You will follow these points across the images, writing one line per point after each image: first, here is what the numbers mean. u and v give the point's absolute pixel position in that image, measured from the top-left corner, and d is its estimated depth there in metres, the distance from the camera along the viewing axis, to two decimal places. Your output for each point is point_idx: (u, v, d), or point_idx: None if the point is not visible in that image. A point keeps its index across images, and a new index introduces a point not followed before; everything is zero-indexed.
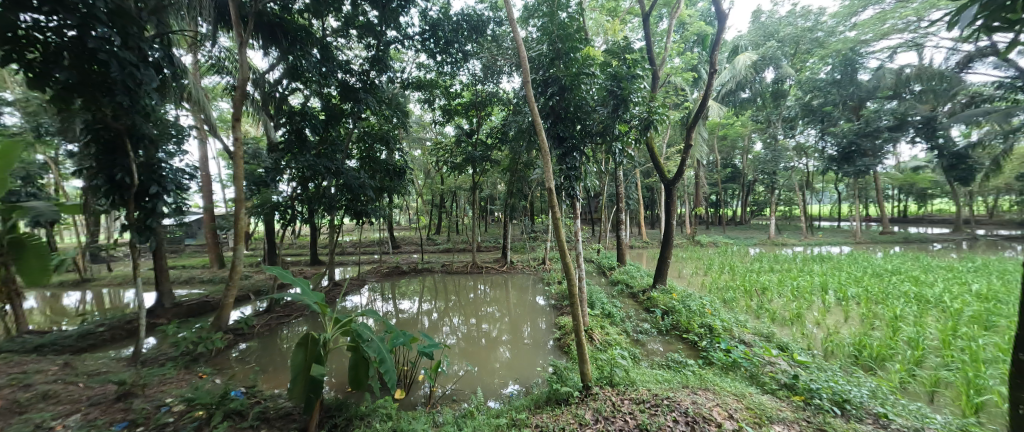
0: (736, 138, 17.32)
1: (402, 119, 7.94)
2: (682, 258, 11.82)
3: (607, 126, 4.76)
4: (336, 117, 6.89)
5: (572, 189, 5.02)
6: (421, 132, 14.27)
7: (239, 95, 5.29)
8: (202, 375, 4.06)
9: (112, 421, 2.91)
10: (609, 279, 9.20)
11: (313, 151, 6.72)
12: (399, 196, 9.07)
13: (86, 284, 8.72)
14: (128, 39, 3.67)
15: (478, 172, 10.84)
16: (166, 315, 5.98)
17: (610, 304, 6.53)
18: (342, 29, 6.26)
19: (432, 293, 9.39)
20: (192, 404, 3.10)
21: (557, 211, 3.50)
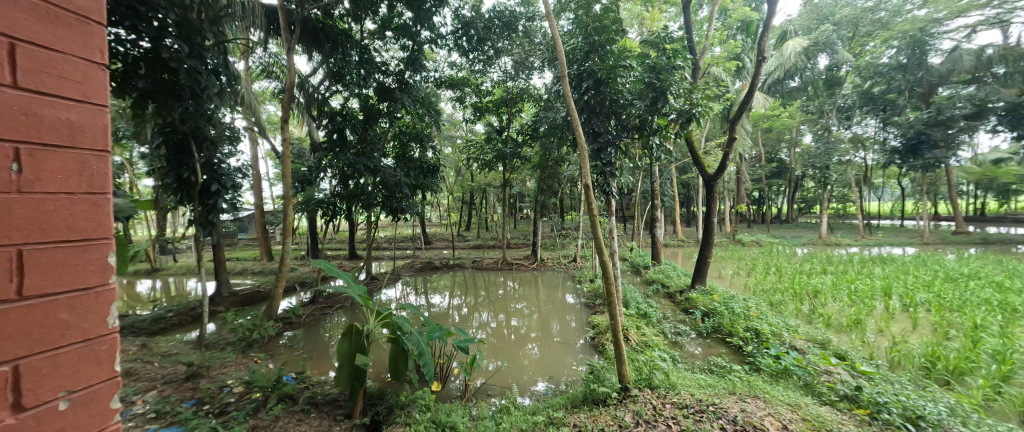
0: (783, 131, 16.21)
1: (434, 117, 8.06)
2: (721, 258, 11.28)
3: (645, 121, 4.58)
4: (374, 117, 7.10)
5: (607, 186, 4.85)
6: (453, 130, 14.46)
7: (286, 98, 5.56)
8: (258, 359, 4.38)
9: (183, 398, 3.19)
10: (643, 278, 8.93)
11: (353, 150, 6.98)
12: (431, 193, 9.25)
13: (156, 273, 9.63)
14: (193, 48, 4.02)
15: (509, 169, 10.83)
16: (224, 303, 6.49)
17: (645, 304, 6.32)
18: (378, 32, 6.45)
19: (463, 288, 9.54)
20: (251, 386, 3.32)
21: (592, 208, 3.39)
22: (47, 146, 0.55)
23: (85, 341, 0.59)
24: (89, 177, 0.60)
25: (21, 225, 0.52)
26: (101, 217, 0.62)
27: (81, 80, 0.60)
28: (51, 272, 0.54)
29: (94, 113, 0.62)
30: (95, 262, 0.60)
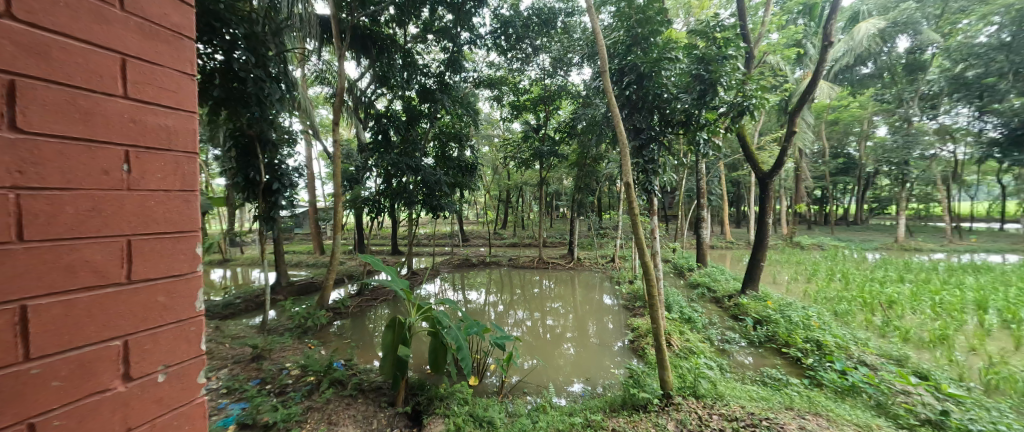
0: (851, 124, 14.68)
1: (473, 117, 8.16)
2: (777, 262, 10.44)
3: (690, 116, 4.33)
4: (416, 118, 7.34)
5: (649, 184, 4.67)
6: (490, 129, 14.59)
7: (338, 102, 5.91)
8: (313, 345, 4.71)
9: (249, 377, 3.52)
10: (687, 281, 8.50)
11: (396, 150, 7.28)
12: (468, 192, 9.39)
13: (227, 264, 10.67)
14: (258, 58, 4.39)
15: (546, 167, 10.73)
16: (283, 292, 7.05)
17: (690, 308, 6.02)
18: (421, 35, 6.67)
19: (499, 286, 9.63)
20: (306, 370, 3.58)
21: (632, 208, 3.27)
22: (151, 152, 0.61)
23: (178, 321, 0.65)
24: (183, 175, 0.66)
25: (128, 217, 0.57)
26: (190, 212, 0.67)
27: (176, 89, 0.66)
28: (152, 261, 0.60)
29: (187, 120, 0.68)
30: (186, 252, 0.66)
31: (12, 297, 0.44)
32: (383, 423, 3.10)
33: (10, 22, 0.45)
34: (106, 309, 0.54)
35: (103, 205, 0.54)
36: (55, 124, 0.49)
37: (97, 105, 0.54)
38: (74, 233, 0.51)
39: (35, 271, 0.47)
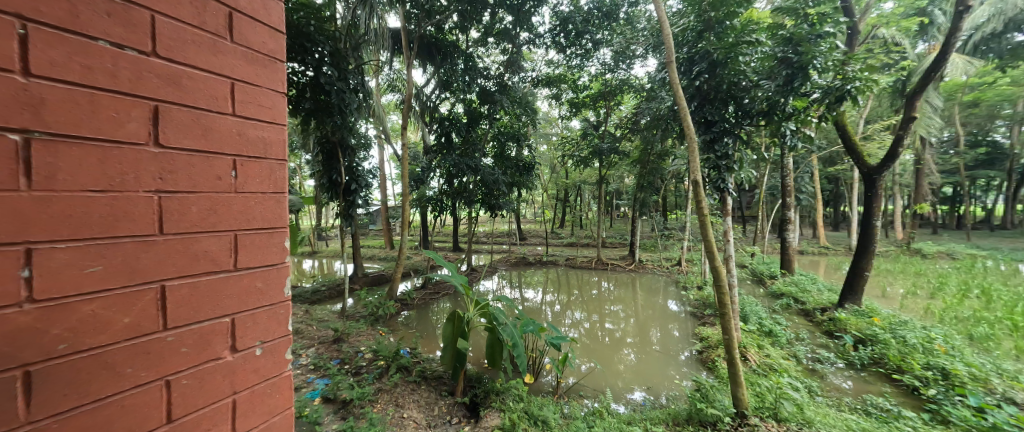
0: (994, 108, 12.03)
1: (530, 116, 8.19)
2: (887, 273, 8.95)
3: (774, 104, 3.87)
4: (476, 119, 7.57)
5: (721, 181, 4.32)
6: (548, 128, 14.53)
7: (406, 108, 6.31)
8: (383, 332, 5.11)
9: (331, 356, 3.94)
10: (768, 289, 7.69)
11: (458, 151, 7.58)
12: (526, 191, 9.45)
13: (314, 255, 12.03)
14: (340, 72, 4.86)
15: (606, 164, 10.41)
16: (359, 282, 7.78)
17: (771, 320, 5.44)
18: (482, 39, 6.90)
19: (556, 285, 9.59)
20: (378, 354, 3.91)
21: (702, 208, 3.04)
22: (252, 159, 0.71)
23: (271, 304, 0.73)
24: (276, 180, 0.75)
25: (234, 215, 0.68)
26: (280, 211, 0.75)
27: (271, 106, 0.75)
28: (251, 252, 0.69)
29: (280, 131, 0.76)
30: (278, 245, 0.74)
31: (154, 278, 0.55)
32: (444, 410, 3.26)
33: (152, 59, 0.56)
34: (218, 293, 0.64)
35: (214, 206, 0.64)
36: (183, 140, 0.60)
37: (211, 123, 0.64)
38: (196, 228, 0.61)
39: (168, 259, 0.57)
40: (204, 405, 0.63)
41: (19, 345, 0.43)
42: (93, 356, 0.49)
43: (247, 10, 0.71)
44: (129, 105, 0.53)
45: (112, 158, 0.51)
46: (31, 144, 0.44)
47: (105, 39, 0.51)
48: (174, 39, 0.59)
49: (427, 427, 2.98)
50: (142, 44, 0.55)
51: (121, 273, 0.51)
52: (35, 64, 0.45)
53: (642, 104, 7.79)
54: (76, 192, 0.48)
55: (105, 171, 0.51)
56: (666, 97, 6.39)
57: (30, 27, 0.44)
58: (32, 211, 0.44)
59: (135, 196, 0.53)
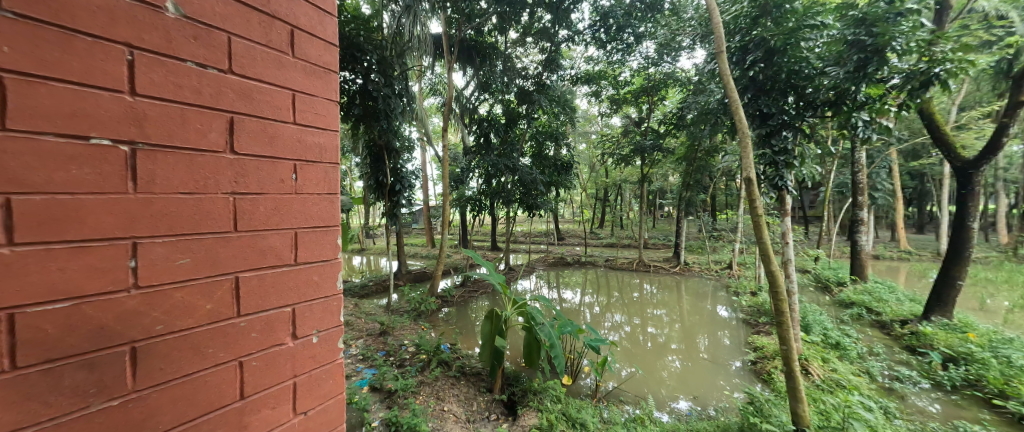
0: None
1: (569, 114, 8.09)
2: (985, 284, 7.79)
3: (843, 92, 3.48)
4: (514, 119, 7.62)
5: (781, 180, 3.96)
6: (587, 126, 14.26)
7: (446, 110, 6.48)
8: (425, 327, 5.30)
9: (378, 348, 4.15)
10: (833, 297, 7.01)
11: (496, 152, 7.65)
12: (564, 190, 9.35)
13: (362, 252, 12.73)
14: (386, 78, 5.11)
15: (649, 162, 10.04)
16: (403, 278, 8.13)
17: (838, 330, 4.96)
18: (521, 39, 6.98)
19: (595, 287, 9.40)
20: (420, 348, 4.07)
21: (756, 208, 2.85)
22: (311, 162, 0.76)
23: (326, 296, 0.78)
24: (331, 181, 0.79)
25: (295, 213, 0.73)
26: (333, 210, 0.79)
27: (326, 113, 0.79)
28: (309, 249, 0.74)
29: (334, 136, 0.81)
30: (331, 242, 0.79)
31: (228, 269, 0.62)
32: (482, 406, 3.31)
33: (229, 76, 0.62)
34: (282, 285, 0.70)
35: (278, 205, 0.69)
36: (253, 147, 0.66)
37: (276, 130, 0.70)
38: (263, 226, 0.67)
39: (239, 253, 0.63)
40: (270, 385, 0.67)
41: (125, 324, 0.50)
42: (180, 336, 0.56)
43: (308, 27, 0.76)
44: (209, 117, 0.60)
45: (196, 164, 0.58)
46: (134, 154, 0.51)
47: (193, 60, 0.58)
48: (248, 57, 0.65)
49: (467, 422, 3.03)
50: (221, 62, 0.61)
51: (204, 265, 0.58)
52: (139, 85, 0.52)
53: (689, 98, 7.42)
54: (168, 194, 0.54)
55: (191, 175, 0.57)
56: (716, 90, 6.04)
57: (135, 53, 0.51)
58: (136, 210, 0.51)
59: (212, 197, 0.59)
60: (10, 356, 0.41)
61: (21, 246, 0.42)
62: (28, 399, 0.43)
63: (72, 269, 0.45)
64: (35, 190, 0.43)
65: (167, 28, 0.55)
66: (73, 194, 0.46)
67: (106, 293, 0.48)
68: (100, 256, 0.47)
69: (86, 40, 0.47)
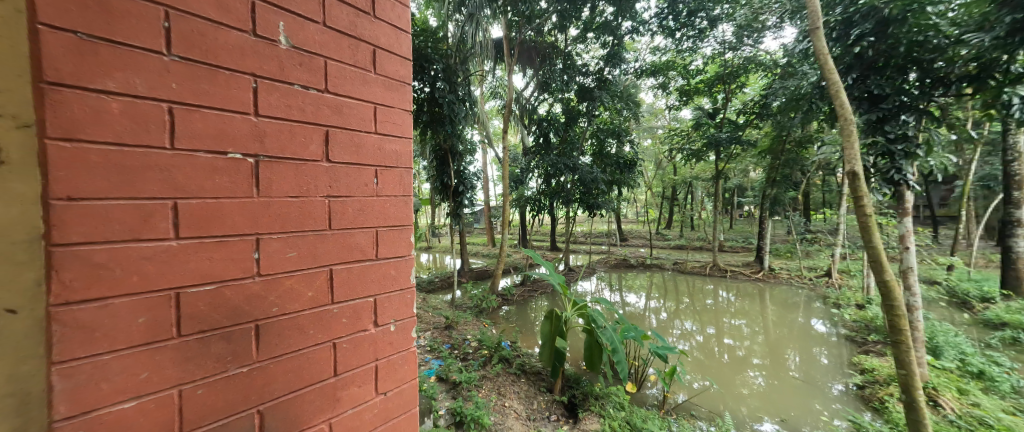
0: None
1: (633, 109, 7.74)
2: None
3: (990, 64, 2.83)
4: (574, 118, 7.54)
5: (900, 175, 3.40)
6: (653, 121, 13.53)
7: (506, 113, 6.60)
8: (486, 324, 5.48)
9: (443, 341, 4.39)
10: (969, 315, 5.78)
11: (556, 151, 7.60)
12: (628, 189, 8.95)
13: (429, 250, 13.54)
14: (451, 84, 5.39)
15: (724, 157, 9.22)
16: (466, 276, 8.50)
17: (977, 354, 4.08)
18: (581, 36, 6.81)
19: (661, 291, 8.89)
20: (482, 344, 4.22)
21: (863, 207, 2.49)
22: (391, 168, 0.83)
23: (401, 289, 0.85)
24: (405, 185, 0.86)
25: (377, 214, 0.80)
26: (407, 211, 0.86)
27: (401, 123, 0.86)
28: (387, 246, 0.81)
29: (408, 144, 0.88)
30: (405, 240, 0.85)
31: (326, 262, 0.71)
32: (543, 406, 3.33)
33: (326, 95, 0.71)
34: (367, 278, 0.78)
35: (363, 207, 0.77)
36: (344, 155, 0.74)
37: (362, 140, 0.78)
38: (351, 225, 0.75)
39: (331, 249, 0.71)
40: (358, 365, 0.75)
41: (252, 305, 0.60)
42: (291, 318, 0.65)
43: (387, 46, 0.83)
44: (311, 131, 0.69)
45: (302, 172, 0.67)
46: (257, 165, 0.61)
47: (299, 83, 0.67)
48: (341, 77, 0.74)
49: (527, 419, 3.06)
50: (321, 83, 0.70)
51: (307, 258, 0.67)
52: (261, 107, 0.62)
53: (776, 83, 6.64)
54: (281, 198, 0.64)
55: (297, 181, 0.67)
56: (813, 72, 5.29)
57: (258, 81, 0.62)
58: (257, 211, 0.61)
59: (312, 200, 0.69)
60: (177, 326, 0.53)
61: (184, 239, 0.53)
62: (189, 361, 0.54)
63: (218, 260, 0.56)
64: (193, 196, 0.54)
65: (281, 58, 0.65)
66: (216, 199, 0.57)
67: (238, 278, 0.58)
68: (235, 248, 0.58)
69: (223, 74, 0.58)
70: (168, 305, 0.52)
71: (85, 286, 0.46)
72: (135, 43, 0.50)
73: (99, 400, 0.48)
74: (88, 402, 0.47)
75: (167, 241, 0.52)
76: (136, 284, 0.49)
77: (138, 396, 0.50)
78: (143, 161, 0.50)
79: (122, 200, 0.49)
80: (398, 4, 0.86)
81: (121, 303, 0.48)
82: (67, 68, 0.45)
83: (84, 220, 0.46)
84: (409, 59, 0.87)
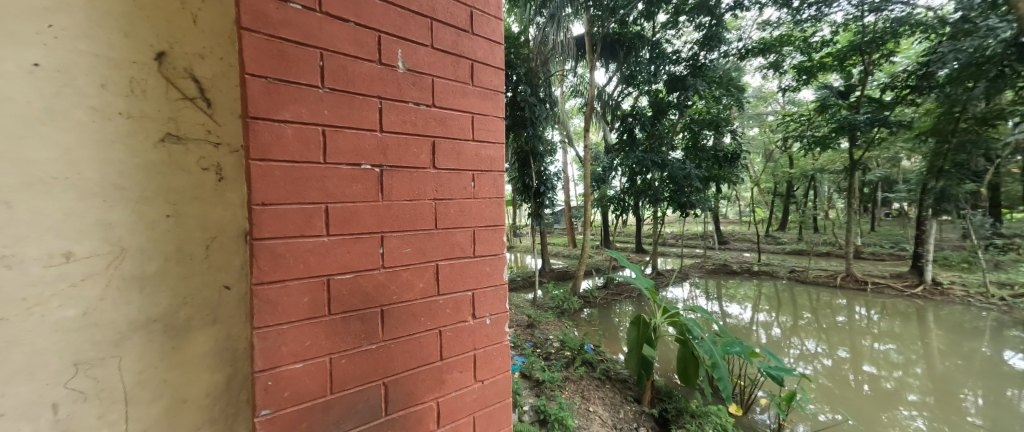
0: None
1: (736, 96, 6.90)
2: None
3: None
4: (663, 110, 6.95)
5: None
6: (760, 107, 11.91)
7: (588, 111, 6.48)
8: (568, 325, 5.45)
9: (526, 339, 4.47)
10: None
11: (642, 147, 7.21)
12: (729, 185, 8.04)
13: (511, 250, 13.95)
14: (532, 87, 5.63)
15: (858, 145, 7.69)
16: (547, 276, 8.58)
17: None
18: (671, 21, 6.37)
19: (771, 302, 7.79)
20: (565, 345, 4.21)
21: None
22: (486, 173, 0.89)
23: (495, 285, 0.91)
24: (498, 188, 0.92)
25: (474, 215, 0.87)
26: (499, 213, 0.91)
27: (496, 130, 0.91)
28: (483, 244, 0.88)
29: (500, 150, 0.93)
30: (497, 240, 0.91)
31: (433, 258, 0.79)
32: (630, 416, 3.18)
33: (434, 109, 0.80)
34: (467, 274, 0.85)
35: (463, 209, 0.84)
36: (448, 163, 0.82)
37: (462, 148, 0.85)
38: (454, 225, 0.83)
39: (435, 247, 0.79)
40: (459, 353, 0.83)
41: (379, 293, 0.71)
42: (407, 305, 0.75)
43: (483, 59, 0.90)
44: (422, 142, 0.78)
45: (416, 178, 0.76)
46: (381, 173, 0.71)
47: (413, 101, 0.76)
48: (445, 93, 0.82)
49: (613, 428, 2.95)
50: (429, 99, 0.79)
51: (418, 254, 0.76)
52: (386, 124, 0.73)
53: (942, 45, 5.65)
54: (400, 201, 0.74)
55: (411, 186, 0.76)
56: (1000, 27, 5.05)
57: (383, 102, 0.72)
58: (383, 213, 0.72)
59: (423, 203, 0.78)
60: (329, 306, 0.65)
61: (332, 236, 0.65)
62: (337, 336, 0.66)
63: (354, 253, 0.68)
64: (339, 200, 0.66)
65: (400, 80, 0.75)
66: (354, 203, 0.68)
67: (369, 269, 0.69)
68: (368, 244, 0.69)
69: (357, 97, 0.69)
70: (323, 288, 0.64)
71: (271, 272, 0.59)
72: (301, 81, 0.63)
73: (279, 359, 0.61)
74: (273, 360, 0.60)
75: (322, 238, 0.64)
76: (301, 270, 0.62)
77: (304, 360, 0.63)
78: (307, 174, 0.63)
79: (293, 204, 0.62)
80: (493, 18, 0.92)
81: (294, 285, 0.61)
82: (261, 106, 0.59)
83: (271, 221, 0.60)
84: (500, 68, 0.93)
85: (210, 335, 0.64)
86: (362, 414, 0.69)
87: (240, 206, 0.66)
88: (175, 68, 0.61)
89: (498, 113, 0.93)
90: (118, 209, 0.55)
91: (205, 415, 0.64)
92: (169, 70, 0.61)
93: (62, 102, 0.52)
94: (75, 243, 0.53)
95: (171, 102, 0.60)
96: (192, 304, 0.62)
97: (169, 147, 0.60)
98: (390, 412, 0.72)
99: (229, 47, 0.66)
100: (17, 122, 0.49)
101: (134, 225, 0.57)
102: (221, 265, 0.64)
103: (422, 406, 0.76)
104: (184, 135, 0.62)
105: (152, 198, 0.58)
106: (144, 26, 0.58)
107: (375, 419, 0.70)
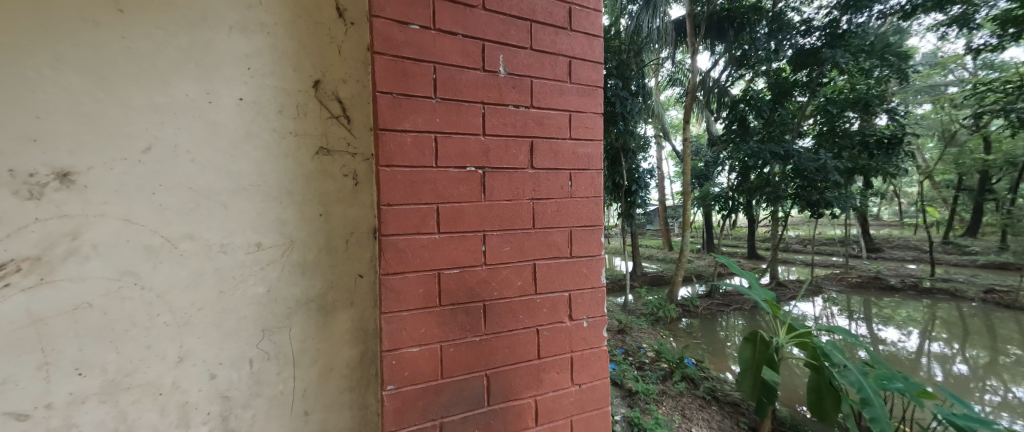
0: None
1: (897, 65, 5.50)
2: None
3: None
4: (786, 93, 5.99)
5: None
6: (929, 79, 9.33)
7: (689, 99, 5.86)
8: (664, 335, 5.05)
9: (616, 345, 4.25)
10: None
11: (758, 137, 6.24)
12: (882, 179, 6.49)
13: None
14: (624, 80, 5.34)
15: None
16: (639, 280, 8.13)
17: None
18: None
19: (949, 329, 6.06)
20: (661, 356, 3.92)
21: None
22: (582, 171, 0.87)
23: (591, 287, 0.88)
24: (595, 187, 0.89)
25: (570, 216, 0.86)
26: (594, 216, 0.89)
27: (592, 127, 0.89)
28: (579, 245, 0.87)
29: (597, 147, 0.90)
30: (593, 242, 0.89)
31: (529, 257, 0.80)
32: None
33: (532, 110, 0.81)
34: (564, 275, 0.85)
35: (560, 209, 0.84)
36: (546, 162, 0.83)
37: (560, 147, 0.85)
38: (551, 225, 0.83)
39: (529, 246, 0.80)
40: (555, 354, 0.83)
41: (482, 288, 0.75)
42: (506, 302, 0.77)
43: (582, 55, 0.88)
44: (520, 143, 0.80)
45: (514, 178, 0.79)
46: (484, 175, 0.75)
47: (514, 103, 0.79)
48: (544, 93, 0.83)
49: None
50: (528, 101, 0.81)
51: (516, 253, 0.78)
52: (488, 128, 0.76)
53: None
54: (500, 201, 0.77)
55: (512, 186, 0.78)
56: None
57: (486, 108, 0.76)
58: (485, 212, 0.75)
59: (521, 203, 0.79)
60: (439, 297, 0.71)
61: (441, 234, 0.71)
62: (444, 325, 0.72)
63: (460, 250, 0.73)
64: (448, 201, 0.72)
65: (502, 85, 0.78)
66: (460, 204, 0.73)
67: (472, 265, 0.74)
68: (471, 242, 0.74)
69: (464, 105, 0.74)
70: (435, 280, 0.71)
71: (394, 264, 0.67)
72: (417, 93, 0.70)
73: (401, 342, 0.68)
74: (396, 343, 0.68)
75: (433, 235, 0.71)
76: (418, 264, 0.69)
77: (420, 344, 0.70)
78: (424, 177, 0.70)
79: (412, 205, 0.69)
80: (592, 12, 0.90)
81: (412, 277, 0.69)
82: (387, 118, 0.67)
83: (394, 220, 0.67)
84: (596, 62, 0.90)
85: (350, 316, 0.75)
86: (467, 401, 0.74)
87: (370, 206, 0.76)
88: (328, 94, 0.74)
89: (595, 110, 0.91)
90: (289, 209, 0.69)
91: (345, 383, 0.75)
92: (322, 94, 0.73)
93: (256, 126, 0.67)
94: (264, 235, 0.67)
95: (323, 121, 0.73)
96: (336, 289, 0.74)
97: (323, 158, 0.73)
98: (492, 402, 0.76)
99: (363, 70, 0.77)
100: (229, 143, 0.65)
101: (299, 222, 0.70)
102: (357, 256, 0.75)
103: (521, 402, 0.78)
104: (332, 148, 0.74)
105: (310, 201, 0.71)
106: (307, 61, 0.72)
107: (478, 407, 0.74)
